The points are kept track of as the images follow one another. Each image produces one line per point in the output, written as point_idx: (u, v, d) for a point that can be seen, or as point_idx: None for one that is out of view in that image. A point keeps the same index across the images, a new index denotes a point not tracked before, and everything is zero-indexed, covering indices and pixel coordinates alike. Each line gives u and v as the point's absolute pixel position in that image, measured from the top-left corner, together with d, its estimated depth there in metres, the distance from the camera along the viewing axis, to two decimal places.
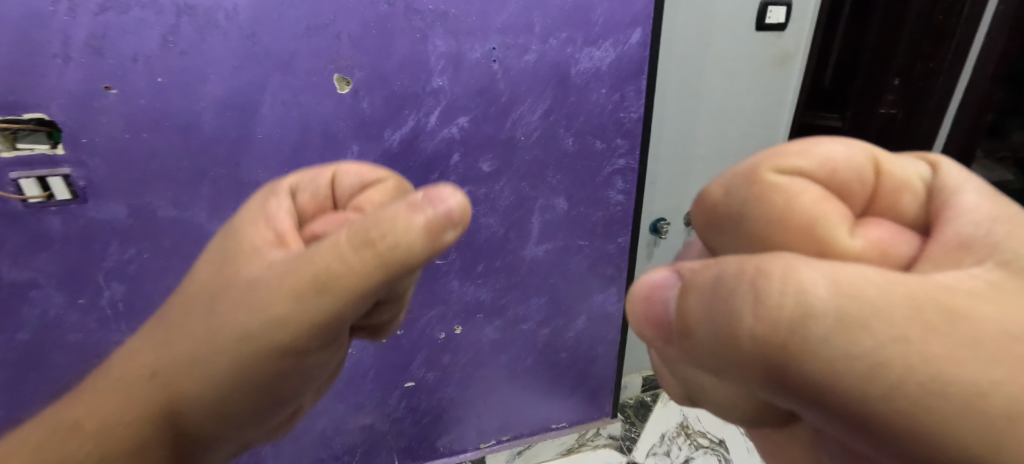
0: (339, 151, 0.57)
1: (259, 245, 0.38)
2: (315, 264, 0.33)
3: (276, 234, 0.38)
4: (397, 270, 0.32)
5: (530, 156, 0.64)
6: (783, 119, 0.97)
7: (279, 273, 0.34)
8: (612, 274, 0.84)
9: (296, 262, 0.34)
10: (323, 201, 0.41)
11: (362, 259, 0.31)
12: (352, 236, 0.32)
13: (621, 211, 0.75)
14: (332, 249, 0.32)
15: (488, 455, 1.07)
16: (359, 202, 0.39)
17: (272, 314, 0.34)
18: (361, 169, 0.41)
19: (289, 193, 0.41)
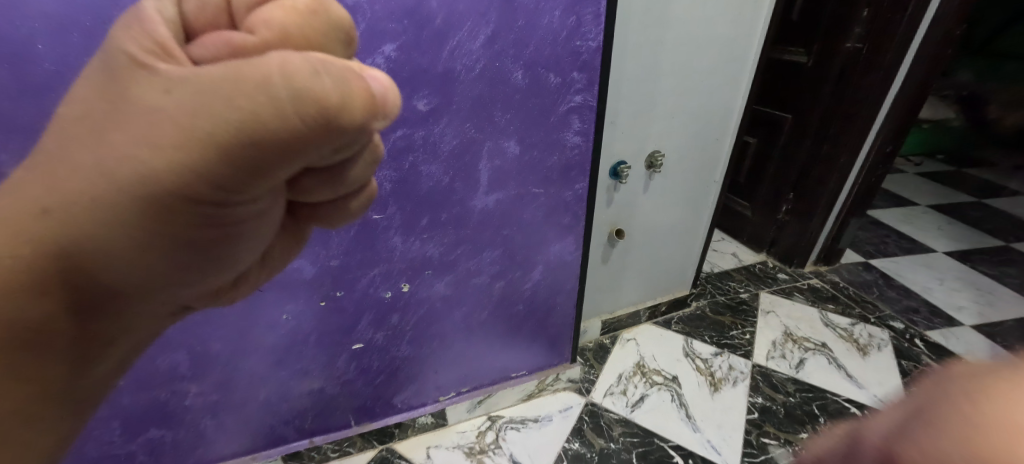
0: None
1: (139, 58, 0.30)
2: (231, 102, 0.27)
3: (157, 44, 0.30)
4: (333, 121, 0.28)
5: (473, 93, 0.56)
6: (751, 51, 0.91)
7: (181, 107, 0.28)
8: (569, 223, 0.79)
9: (205, 93, 0.28)
10: (215, 11, 0.31)
11: (297, 107, 0.27)
12: (281, 75, 0.26)
13: (578, 155, 0.68)
14: (255, 85, 0.27)
15: (448, 407, 1.05)
16: (253, 19, 0.30)
17: (176, 162, 0.28)
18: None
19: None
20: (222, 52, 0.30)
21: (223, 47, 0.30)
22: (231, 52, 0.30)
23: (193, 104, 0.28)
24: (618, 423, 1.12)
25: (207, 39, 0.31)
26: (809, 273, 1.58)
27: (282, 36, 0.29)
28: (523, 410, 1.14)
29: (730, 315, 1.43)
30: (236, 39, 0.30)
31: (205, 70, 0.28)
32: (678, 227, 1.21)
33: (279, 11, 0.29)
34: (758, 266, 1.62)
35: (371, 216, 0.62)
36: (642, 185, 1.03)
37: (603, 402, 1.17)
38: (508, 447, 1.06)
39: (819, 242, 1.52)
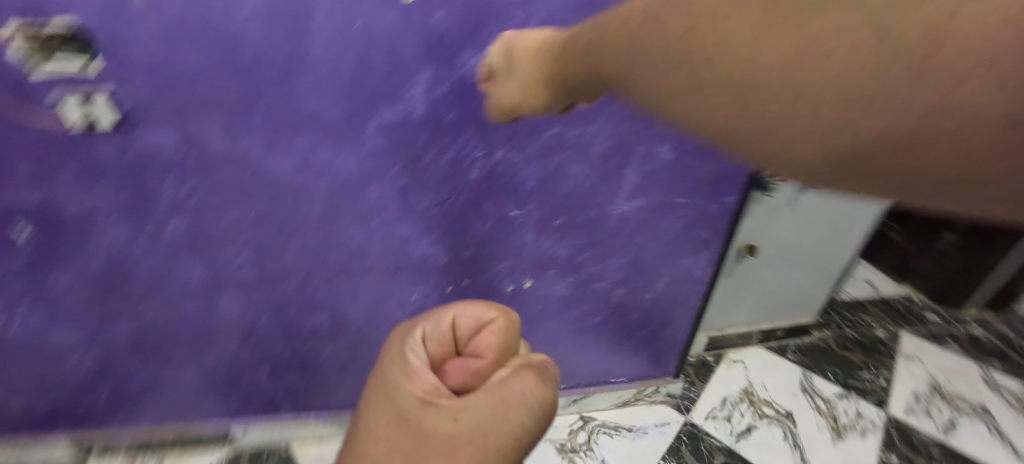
0: (407, 77, 0.48)
1: (424, 399, 0.35)
2: (507, 419, 0.35)
3: (432, 388, 0.37)
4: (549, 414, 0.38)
5: None
6: None
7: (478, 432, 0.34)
8: (707, 237, 0.72)
9: (483, 414, 0.34)
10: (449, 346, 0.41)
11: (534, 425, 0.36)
12: (527, 397, 0.37)
13: (733, 166, 0.62)
14: (513, 409, 0.35)
15: None
16: (474, 348, 0.40)
17: (486, 459, 0.33)
18: (477, 310, 0.41)
19: (418, 342, 0.40)
20: (466, 379, 0.38)
21: (472, 370, 0.38)
22: (472, 379, 0.38)
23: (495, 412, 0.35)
24: (720, 451, 1.05)
25: (448, 369, 0.39)
26: (970, 319, 1.36)
27: (495, 360, 0.39)
28: (617, 416, 1.10)
29: (862, 355, 1.25)
30: (471, 362, 0.39)
31: (474, 404, 0.35)
32: (822, 248, 1.08)
33: (495, 337, 0.40)
34: (902, 301, 1.39)
35: (509, 212, 0.61)
36: (788, 197, 0.92)
37: (704, 426, 1.09)
38: (600, 451, 1.04)
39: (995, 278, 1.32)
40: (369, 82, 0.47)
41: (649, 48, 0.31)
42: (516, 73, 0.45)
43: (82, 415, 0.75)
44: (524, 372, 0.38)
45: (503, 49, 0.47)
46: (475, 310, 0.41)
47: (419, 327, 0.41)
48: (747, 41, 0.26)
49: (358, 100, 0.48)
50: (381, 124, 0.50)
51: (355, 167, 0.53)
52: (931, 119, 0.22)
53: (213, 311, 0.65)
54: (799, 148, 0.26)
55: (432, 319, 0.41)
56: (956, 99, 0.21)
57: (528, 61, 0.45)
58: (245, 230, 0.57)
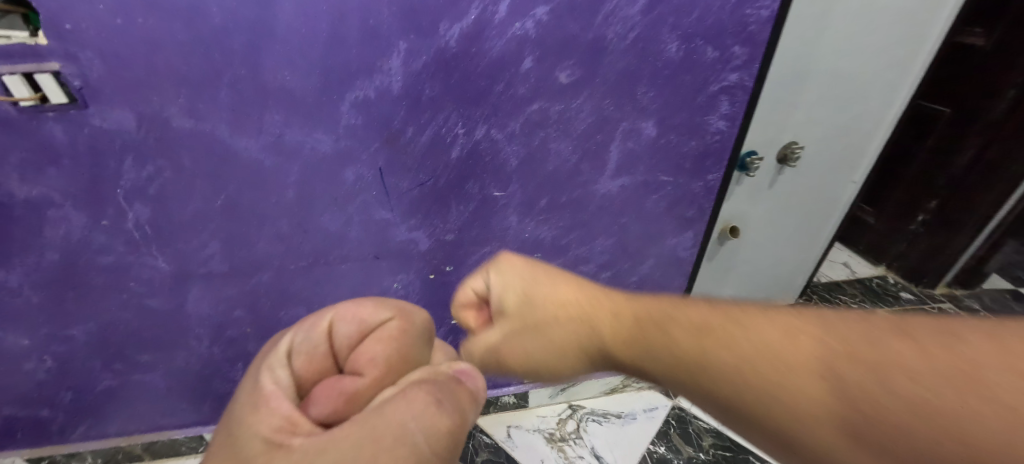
0: (382, 49, 0.45)
1: (273, 439, 0.29)
2: (381, 442, 0.28)
3: (287, 419, 0.30)
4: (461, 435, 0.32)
5: (620, 65, 0.51)
6: (929, 34, 0.79)
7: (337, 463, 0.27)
8: (692, 216, 0.72)
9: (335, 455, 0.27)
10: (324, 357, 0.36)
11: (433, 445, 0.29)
12: (415, 419, 0.29)
13: (718, 142, 0.62)
14: (388, 444, 0.28)
15: (531, 390, 1.05)
16: (357, 360, 0.34)
17: None
18: (359, 311, 0.37)
19: (280, 358, 0.35)
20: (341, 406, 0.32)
21: (341, 391, 0.32)
22: (346, 404, 0.32)
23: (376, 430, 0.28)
24: (708, 432, 1.03)
25: (317, 395, 0.32)
26: (941, 296, 1.38)
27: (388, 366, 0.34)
28: (605, 403, 1.09)
29: None
30: (348, 383, 0.32)
31: (338, 441, 0.28)
32: (800, 228, 1.08)
33: (380, 346, 0.35)
34: (875, 281, 1.44)
35: (492, 194, 0.59)
36: (769, 179, 0.92)
37: (692, 409, 1.08)
38: (589, 439, 1.01)
39: (961, 261, 1.33)
40: (343, 55, 0.45)
41: (654, 333, 0.34)
42: (546, 331, 0.41)
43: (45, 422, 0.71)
44: (408, 394, 0.31)
45: (522, 293, 0.43)
46: (356, 312, 0.37)
47: (286, 337, 0.36)
48: (777, 335, 0.29)
49: (330, 75, 0.46)
50: (355, 101, 0.48)
51: (330, 147, 0.51)
52: (896, 376, 0.24)
53: (183, 307, 0.61)
54: (790, 406, 0.27)
55: (305, 326, 0.37)
56: (986, 380, 0.22)
57: (553, 295, 0.41)
58: (214, 218, 0.54)
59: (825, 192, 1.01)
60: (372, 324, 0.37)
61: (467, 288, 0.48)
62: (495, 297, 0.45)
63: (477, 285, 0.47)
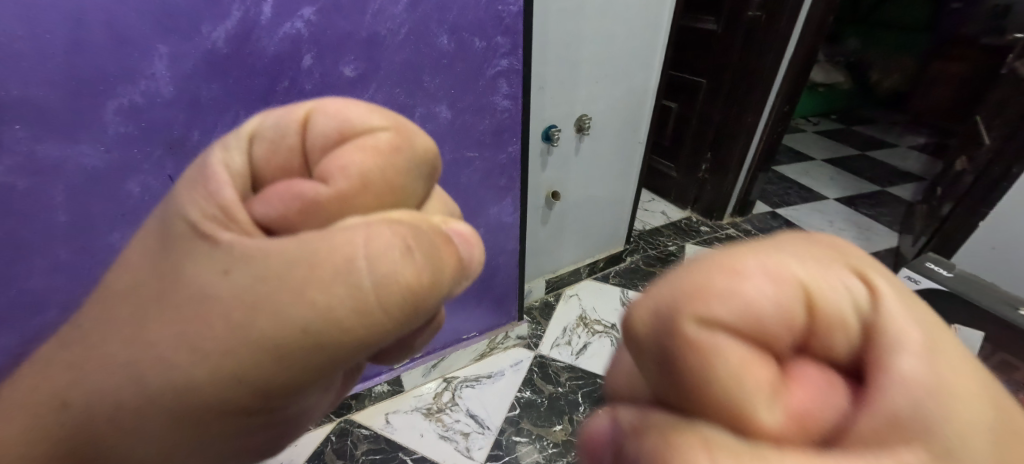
0: (140, 54, 0.45)
1: (204, 228, 0.28)
2: (304, 283, 0.26)
3: (219, 206, 0.29)
4: (413, 304, 0.27)
5: (400, 57, 0.57)
6: (663, 22, 1.00)
7: (243, 290, 0.26)
8: (505, 185, 0.82)
9: (267, 279, 0.26)
10: (287, 155, 0.31)
11: (374, 293, 0.26)
12: (366, 256, 0.26)
13: (508, 118, 0.72)
14: (324, 277, 0.25)
15: (403, 373, 1.08)
16: (328, 164, 0.29)
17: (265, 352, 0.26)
18: (340, 109, 0.30)
19: (243, 140, 0.31)
20: (289, 208, 0.28)
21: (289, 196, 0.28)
22: (298, 212, 0.28)
23: (311, 270, 0.26)
24: (564, 369, 1.18)
25: (270, 192, 0.29)
26: (725, 224, 1.76)
27: (363, 188, 0.28)
28: (476, 369, 1.17)
29: (660, 265, 1.56)
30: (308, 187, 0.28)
31: (273, 252, 0.26)
32: (606, 188, 1.28)
33: (359, 155, 0.28)
34: (684, 221, 1.78)
35: None
36: (573, 147, 1.08)
37: (550, 353, 1.23)
38: (464, 403, 1.09)
39: (734, 195, 1.72)
40: (92, 64, 0.44)
41: None
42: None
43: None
44: (377, 225, 0.27)
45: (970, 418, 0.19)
46: (341, 109, 0.30)
47: (256, 121, 0.32)
48: None
49: (79, 83, 0.44)
50: (119, 110, 0.47)
51: (99, 160, 0.48)
52: None
53: None
54: None
55: (280, 114, 0.32)
56: None
57: None
58: None
59: (624, 151, 1.20)
60: (355, 135, 0.29)
61: (789, 274, 0.21)
62: (919, 382, 0.19)
63: (853, 294, 0.22)
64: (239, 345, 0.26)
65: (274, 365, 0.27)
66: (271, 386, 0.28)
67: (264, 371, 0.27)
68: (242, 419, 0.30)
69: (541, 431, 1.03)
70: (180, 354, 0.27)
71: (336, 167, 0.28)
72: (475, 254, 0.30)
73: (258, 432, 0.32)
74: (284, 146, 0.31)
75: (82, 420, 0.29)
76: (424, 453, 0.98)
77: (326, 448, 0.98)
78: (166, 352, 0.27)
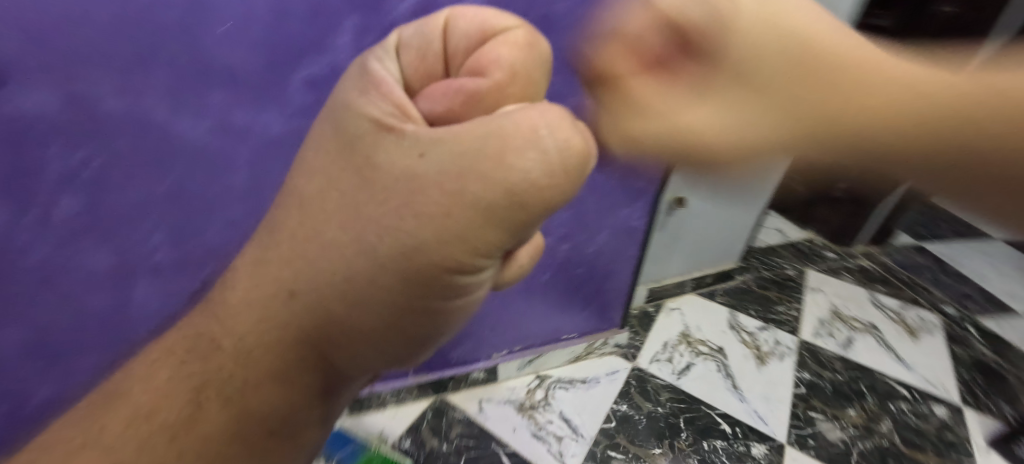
0: (330, 26, 0.50)
1: (382, 122, 0.27)
2: (500, 157, 0.22)
3: (395, 105, 0.28)
4: (586, 173, 0.25)
5: (570, 42, 0.53)
6: (841, 15, 0.87)
7: (438, 170, 0.24)
8: (640, 187, 0.77)
9: (457, 151, 0.24)
10: (433, 61, 0.32)
11: (561, 159, 0.23)
12: (547, 127, 0.23)
13: None
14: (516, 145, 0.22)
15: (501, 364, 1.06)
16: (477, 60, 0.29)
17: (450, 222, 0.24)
18: (482, 13, 0.31)
19: (390, 51, 0.32)
20: (453, 103, 0.28)
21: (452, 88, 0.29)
22: (461, 104, 0.28)
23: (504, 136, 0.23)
24: (664, 388, 1.11)
25: (428, 93, 0.29)
26: (858, 253, 1.55)
27: (513, 79, 0.28)
28: (571, 371, 1.13)
29: (777, 289, 1.41)
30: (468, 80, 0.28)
31: (441, 134, 0.25)
32: (736, 200, 1.15)
33: (505, 50, 0.28)
34: (805, 244, 1.56)
35: None
36: None
37: (650, 368, 1.15)
38: (557, 404, 1.06)
39: (874, 222, 1.52)
40: (288, 30, 0.48)
41: None
42: None
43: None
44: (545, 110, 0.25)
45: None
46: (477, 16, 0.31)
47: (395, 33, 0.33)
48: None
49: (276, 52, 0.49)
50: (306, 79, 0.52)
51: (282, 126, 0.55)
52: None
53: (126, 305, 0.60)
54: None
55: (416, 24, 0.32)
56: None
57: None
58: (158, 204, 0.54)
59: (763, 160, 1.09)
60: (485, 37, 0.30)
61: None
62: None
63: None
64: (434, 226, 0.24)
65: (460, 244, 0.24)
66: (460, 273, 0.25)
67: (454, 248, 0.24)
68: (410, 316, 0.27)
69: (639, 451, 0.97)
70: (368, 234, 0.25)
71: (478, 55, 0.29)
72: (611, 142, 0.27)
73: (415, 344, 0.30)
74: (428, 55, 0.32)
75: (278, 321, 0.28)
76: (516, 450, 0.97)
77: (422, 424, 1.00)
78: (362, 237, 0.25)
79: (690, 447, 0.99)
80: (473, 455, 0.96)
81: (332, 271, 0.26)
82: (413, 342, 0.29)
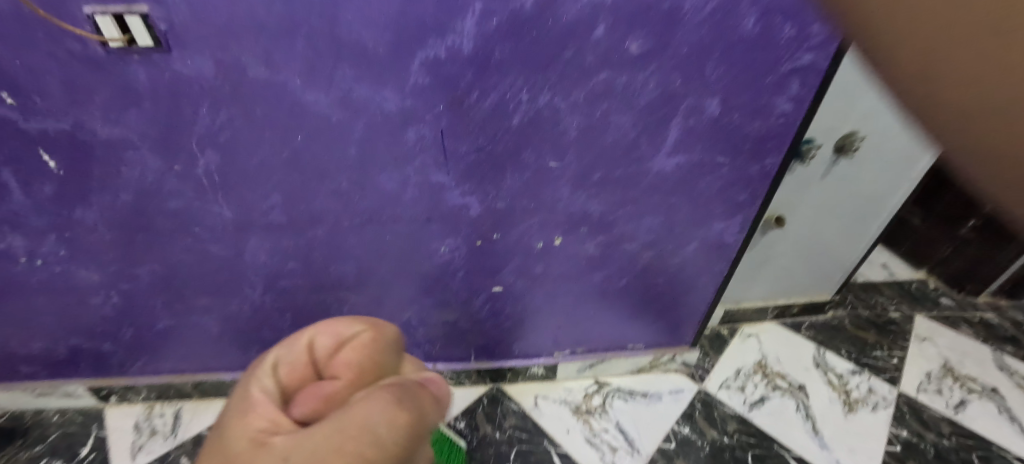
0: (457, 9, 0.45)
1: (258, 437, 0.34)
2: (345, 450, 0.33)
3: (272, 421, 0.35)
4: (425, 429, 0.37)
5: (694, 37, 0.49)
6: None
7: (313, 460, 0.32)
8: (742, 202, 0.71)
9: (321, 439, 0.33)
10: (303, 368, 0.40)
11: (393, 436, 0.35)
12: (383, 418, 0.35)
13: (781, 126, 0.60)
14: (360, 431, 0.33)
15: (561, 363, 1.04)
16: (334, 369, 0.40)
17: None
18: (337, 325, 0.42)
19: (268, 369, 0.39)
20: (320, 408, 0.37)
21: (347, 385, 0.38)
22: (325, 406, 0.38)
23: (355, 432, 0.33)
24: (733, 418, 1.03)
25: (300, 399, 0.38)
26: (982, 305, 1.37)
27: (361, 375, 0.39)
28: (632, 382, 1.09)
29: (875, 333, 1.26)
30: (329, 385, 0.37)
31: (316, 434, 0.33)
32: (848, 224, 1.04)
33: (353, 353, 0.40)
34: (915, 284, 1.42)
35: (548, 164, 0.59)
36: (822, 170, 0.89)
37: (718, 394, 1.08)
38: (614, 414, 1.02)
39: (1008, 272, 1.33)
40: (419, 12, 0.45)
41: None
42: None
43: (122, 339, 0.81)
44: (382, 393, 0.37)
45: None
46: (334, 327, 0.42)
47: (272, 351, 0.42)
48: None
49: (403, 33, 0.46)
50: (425, 62, 0.48)
51: (396, 105, 0.52)
52: None
53: (241, 253, 0.67)
54: None
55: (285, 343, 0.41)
56: None
57: None
58: (278, 169, 0.57)
59: (886, 187, 0.96)
60: (348, 338, 0.42)
61: None
62: None
63: None
64: None
65: None
66: None
67: None
68: None
69: None
70: None
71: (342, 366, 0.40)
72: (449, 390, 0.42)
73: None
74: (297, 366, 0.40)
75: None
76: (568, 452, 0.95)
77: (478, 408, 1.01)
78: None
79: None
80: (525, 448, 0.95)
81: None
82: None
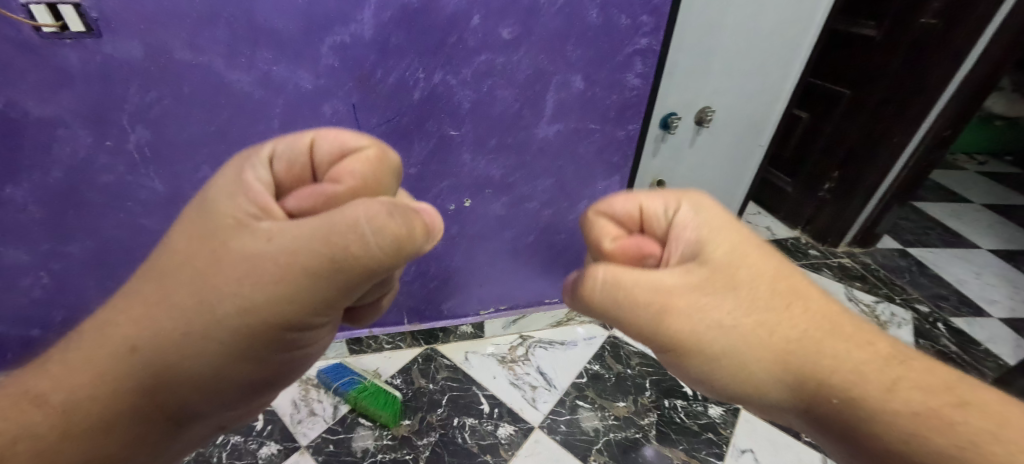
0: (357, 1, 0.56)
1: (245, 221, 0.41)
2: (329, 241, 0.39)
3: (260, 207, 0.42)
4: (407, 246, 0.41)
5: (551, 26, 0.64)
6: (813, 23, 0.97)
7: (283, 254, 0.39)
8: (618, 163, 0.86)
9: (302, 237, 0.39)
10: (301, 168, 0.45)
11: (375, 240, 0.39)
12: (367, 223, 0.39)
13: (635, 97, 0.76)
14: (339, 232, 0.38)
15: (487, 320, 1.17)
16: (337, 173, 0.44)
17: (291, 280, 0.39)
18: (340, 137, 0.45)
19: (264, 160, 0.44)
20: (318, 203, 0.43)
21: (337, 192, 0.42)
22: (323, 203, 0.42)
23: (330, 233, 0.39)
24: (636, 354, 1.20)
25: (298, 193, 0.43)
26: (841, 252, 1.63)
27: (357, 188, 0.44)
28: (552, 334, 1.23)
29: None
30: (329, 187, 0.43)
31: (298, 226, 0.39)
32: (717, 187, 1.24)
33: (356, 165, 0.44)
34: (790, 241, 1.68)
35: (449, 132, 0.71)
36: (688, 139, 1.07)
37: (625, 337, 1.24)
38: (535, 360, 1.16)
39: (858, 222, 1.58)
40: (326, 4, 0.56)
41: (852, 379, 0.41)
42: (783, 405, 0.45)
43: (52, 324, 0.83)
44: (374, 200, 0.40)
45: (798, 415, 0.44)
46: (336, 137, 0.45)
47: (270, 145, 0.45)
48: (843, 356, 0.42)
49: (313, 21, 0.56)
50: (334, 46, 0.59)
51: (311, 84, 0.61)
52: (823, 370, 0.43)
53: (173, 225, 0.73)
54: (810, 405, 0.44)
55: (289, 140, 0.45)
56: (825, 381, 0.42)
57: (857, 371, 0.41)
58: (207, 143, 0.64)
59: (741, 152, 1.17)
60: (349, 150, 0.45)
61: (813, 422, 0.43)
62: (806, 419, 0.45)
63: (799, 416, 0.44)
64: (288, 298, 0.40)
65: (307, 303, 0.41)
66: (296, 325, 0.42)
67: (315, 286, 0.40)
68: (274, 342, 0.43)
69: (604, 403, 1.07)
70: (227, 298, 0.40)
71: (336, 174, 0.44)
72: (440, 224, 0.45)
73: (268, 372, 0.46)
74: (297, 164, 0.45)
75: (145, 364, 0.42)
76: (494, 393, 1.08)
77: (413, 366, 1.11)
78: (234, 293, 0.40)
79: (652, 403, 1.08)
80: (456, 394, 1.07)
81: (192, 326, 0.41)
82: (264, 375, 0.46)
